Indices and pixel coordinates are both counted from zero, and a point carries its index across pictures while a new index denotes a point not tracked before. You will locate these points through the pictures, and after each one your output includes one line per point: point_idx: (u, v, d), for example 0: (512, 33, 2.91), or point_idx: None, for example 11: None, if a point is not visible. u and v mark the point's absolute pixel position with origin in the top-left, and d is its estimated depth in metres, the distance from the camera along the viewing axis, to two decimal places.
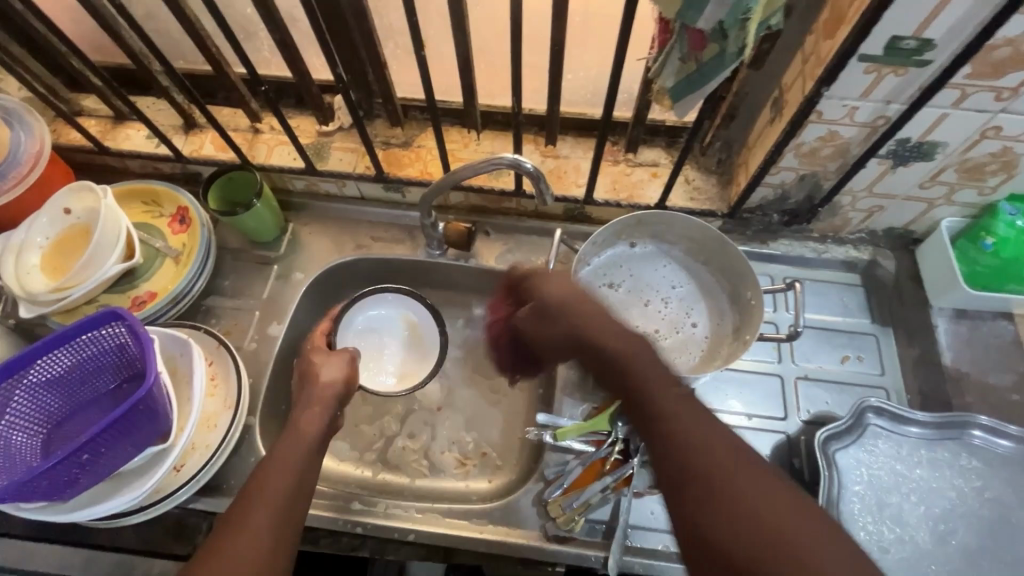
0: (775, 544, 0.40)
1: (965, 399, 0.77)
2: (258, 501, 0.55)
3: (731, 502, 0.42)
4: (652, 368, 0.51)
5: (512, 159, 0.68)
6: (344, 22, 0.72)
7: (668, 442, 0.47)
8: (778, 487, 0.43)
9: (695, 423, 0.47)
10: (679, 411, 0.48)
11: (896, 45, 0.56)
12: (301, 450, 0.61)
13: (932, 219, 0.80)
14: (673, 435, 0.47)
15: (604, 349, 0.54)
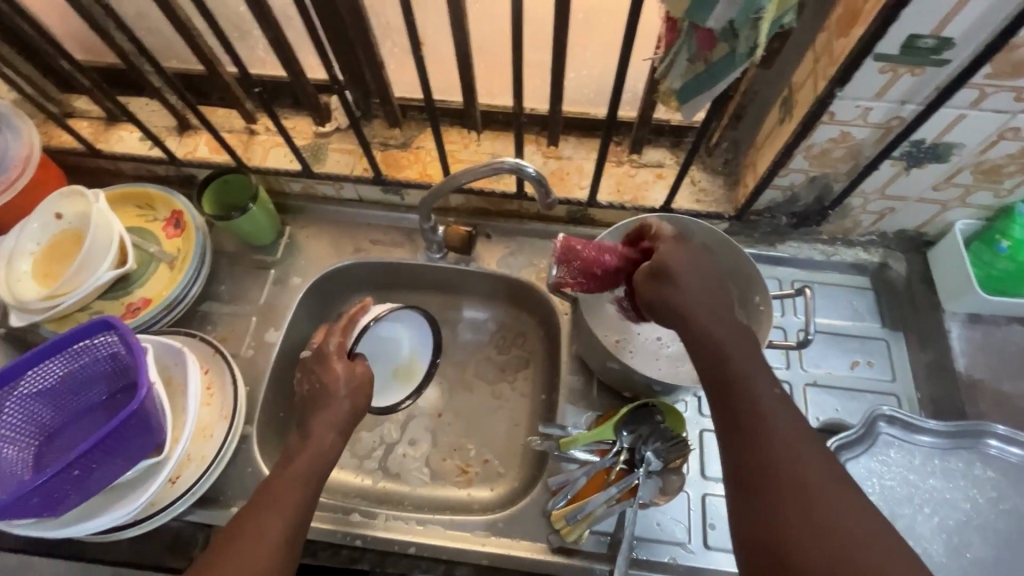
0: (845, 556, 0.43)
1: (979, 407, 0.75)
2: (261, 516, 0.56)
3: (811, 511, 0.45)
4: (755, 372, 0.52)
5: (514, 163, 0.66)
6: (339, 21, 0.70)
7: (759, 440, 0.49)
8: (860, 506, 0.46)
9: (790, 430, 0.49)
10: (775, 416, 0.50)
11: (914, 44, 0.53)
12: (306, 460, 0.62)
13: (946, 221, 0.78)
14: (767, 436, 0.49)
15: (711, 334, 0.54)
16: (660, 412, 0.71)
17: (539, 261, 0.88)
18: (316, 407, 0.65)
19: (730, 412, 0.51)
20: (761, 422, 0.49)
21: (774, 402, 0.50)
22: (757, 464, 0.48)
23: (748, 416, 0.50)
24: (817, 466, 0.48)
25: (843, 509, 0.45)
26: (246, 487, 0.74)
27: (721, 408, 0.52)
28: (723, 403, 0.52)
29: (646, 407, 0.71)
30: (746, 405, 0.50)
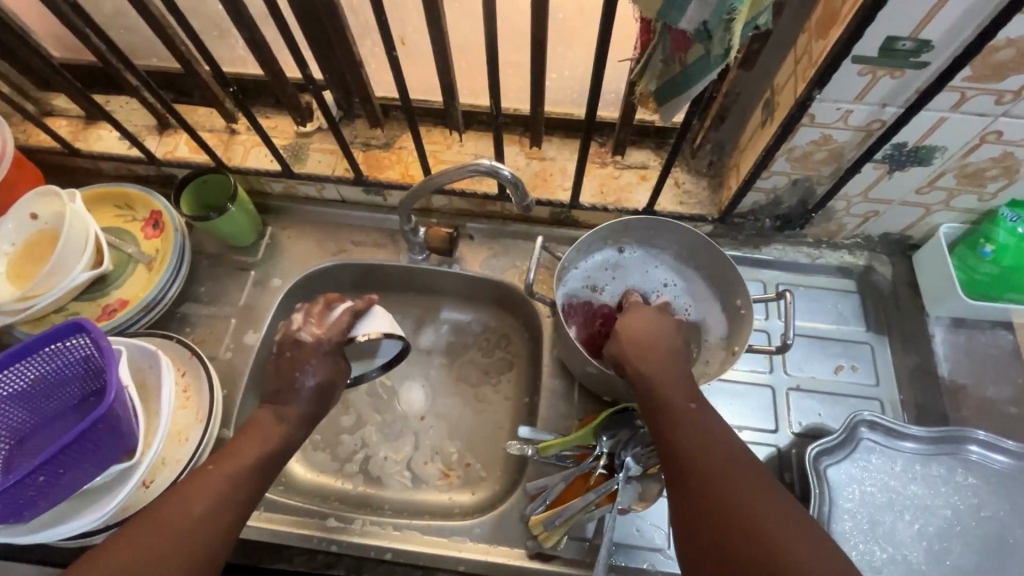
0: (769, 538, 0.45)
1: (962, 413, 0.75)
2: (210, 489, 0.56)
3: (737, 500, 0.48)
4: (680, 391, 0.58)
5: (490, 164, 0.65)
6: (317, 20, 0.69)
7: (685, 444, 0.53)
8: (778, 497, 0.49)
9: (711, 433, 0.54)
10: (699, 429, 0.54)
11: (892, 46, 0.53)
12: (264, 442, 0.62)
13: (930, 225, 0.77)
14: (692, 439, 0.53)
15: (647, 368, 0.61)
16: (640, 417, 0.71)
17: (522, 263, 0.87)
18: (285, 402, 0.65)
19: (663, 435, 0.55)
20: (690, 438, 0.54)
21: (702, 421, 0.55)
22: (688, 476, 0.51)
23: (678, 435, 0.54)
24: (747, 473, 0.51)
25: (772, 510, 0.47)
26: None
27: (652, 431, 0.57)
28: (655, 429, 0.57)
29: (626, 411, 0.70)
30: (675, 425, 0.55)
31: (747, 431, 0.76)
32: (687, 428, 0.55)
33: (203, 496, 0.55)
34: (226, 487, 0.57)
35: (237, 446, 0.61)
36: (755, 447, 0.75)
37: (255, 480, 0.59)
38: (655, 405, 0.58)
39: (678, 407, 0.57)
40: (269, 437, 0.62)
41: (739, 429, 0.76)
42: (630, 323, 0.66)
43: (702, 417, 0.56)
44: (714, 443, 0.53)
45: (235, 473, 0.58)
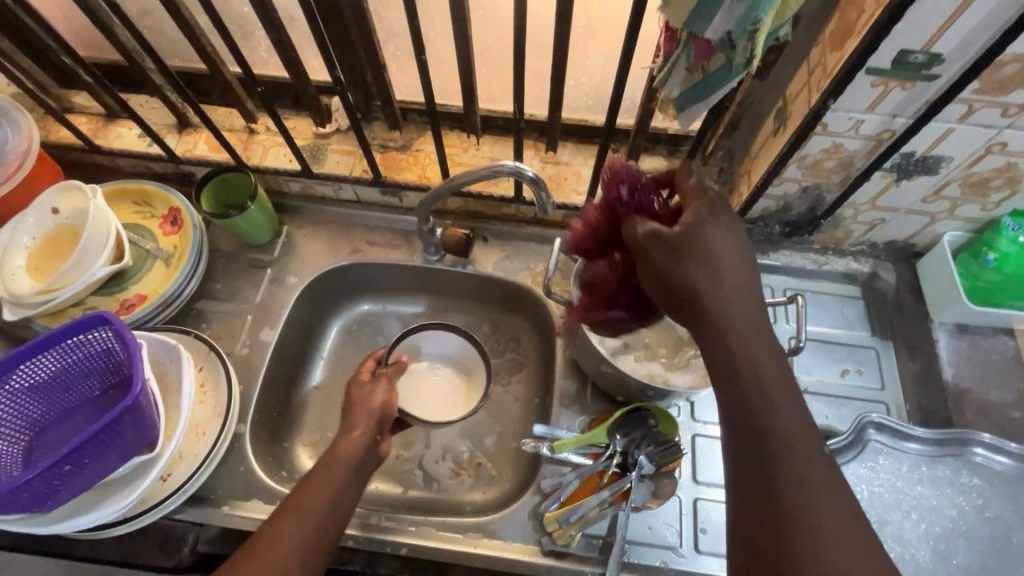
0: None
1: (965, 416, 0.77)
2: (278, 544, 0.53)
3: None
4: (800, 424, 0.47)
5: (513, 166, 0.67)
6: (345, 24, 0.71)
7: (794, 496, 0.44)
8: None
9: (829, 494, 0.45)
10: (820, 487, 0.45)
11: (904, 59, 0.55)
12: (331, 493, 0.58)
13: (934, 233, 0.79)
14: (806, 496, 0.44)
15: (758, 370, 0.48)
16: (653, 416, 0.72)
17: (535, 265, 0.89)
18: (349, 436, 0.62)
19: (752, 469, 0.46)
20: (793, 494, 0.44)
21: (823, 474, 0.45)
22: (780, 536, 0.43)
23: (776, 486, 0.45)
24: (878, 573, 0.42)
25: None
26: (237, 487, 0.73)
27: (755, 453, 0.47)
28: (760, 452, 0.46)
29: (639, 409, 0.72)
30: (789, 470, 0.45)
31: None
32: (790, 477, 0.45)
33: (275, 551, 0.52)
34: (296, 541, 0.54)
35: (304, 494, 0.57)
36: None
37: (324, 536, 0.55)
38: (753, 433, 0.47)
39: (781, 445, 0.46)
40: (336, 480, 0.59)
41: None
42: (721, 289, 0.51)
43: (808, 462, 0.45)
44: (821, 504, 0.44)
45: (302, 531, 0.54)
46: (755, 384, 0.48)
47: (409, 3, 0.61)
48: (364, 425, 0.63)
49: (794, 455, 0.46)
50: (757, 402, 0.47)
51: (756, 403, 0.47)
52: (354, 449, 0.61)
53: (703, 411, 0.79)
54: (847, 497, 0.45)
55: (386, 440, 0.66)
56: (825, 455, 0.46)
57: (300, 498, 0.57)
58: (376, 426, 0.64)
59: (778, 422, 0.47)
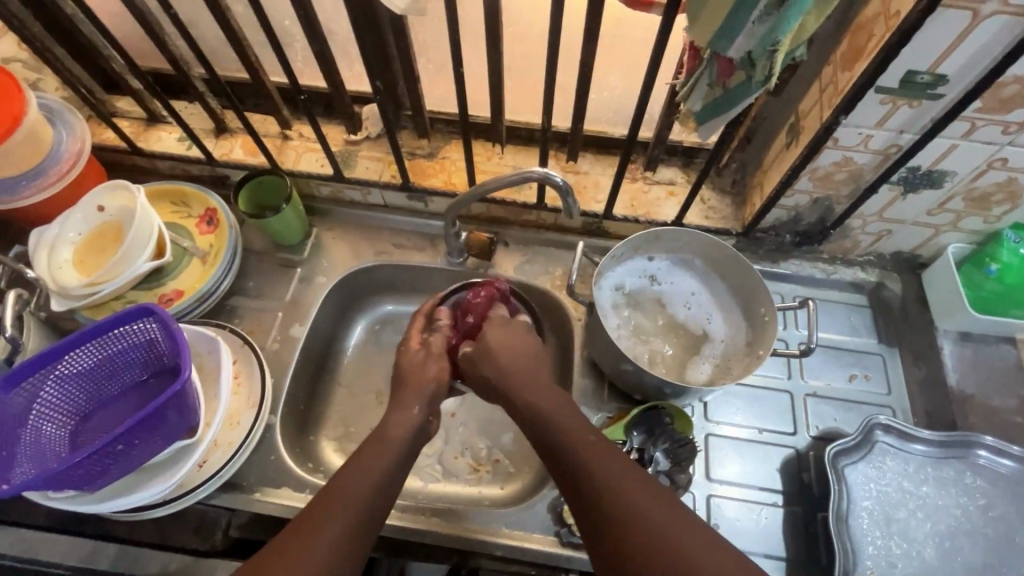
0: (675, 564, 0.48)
1: (970, 420, 0.79)
2: (335, 515, 0.56)
3: (644, 533, 0.50)
4: (573, 424, 0.62)
5: (542, 172, 0.69)
6: (384, 37, 0.75)
7: (587, 481, 0.56)
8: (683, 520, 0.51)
9: (612, 463, 0.56)
10: (601, 461, 0.57)
11: (911, 79, 0.59)
12: (384, 468, 0.62)
13: (938, 245, 0.83)
14: (593, 472, 0.56)
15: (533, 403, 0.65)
16: (668, 415, 0.75)
17: (555, 269, 0.92)
18: (399, 414, 0.68)
19: (569, 486, 0.58)
20: (598, 481, 0.55)
21: (603, 449, 0.58)
22: (601, 523, 0.53)
23: (584, 482, 0.56)
24: (658, 504, 0.53)
25: (676, 531, 0.50)
26: (268, 475, 0.76)
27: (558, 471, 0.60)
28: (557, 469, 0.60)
29: (655, 409, 0.75)
30: (577, 463, 0.58)
31: (767, 433, 0.80)
32: (590, 471, 0.56)
33: (335, 519, 0.55)
34: (349, 515, 0.56)
35: (355, 470, 0.60)
36: (774, 447, 0.79)
37: (377, 509, 0.59)
38: (559, 454, 0.60)
39: (578, 458, 0.58)
40: (386, 460, 0.62)
41: (759, 430, 0.80)
42: (505, 357, 0.70)
43: (599, 449, 0.58)
44: (619, 476, 0.55)
45: (358, 505, 0.57)
46: (547, 416, 0.63)
47: (451, 18, 0.65)
48: (418, 402, 0.70)
49: (587, 451, 0.58)
50: (553, 428, 0.62)
51: (552, 432, 0.62)
52: (406, 431, 0.66)
53: (714, 412, 0.81)
54: (631, 467, 0.56)
55: (434, 420, 0.72)
56: (614, 448, 0.58)
57: (352, 473, 0.60)
58: (427, 403, 0.71)
59: (569, 434, 0.60)
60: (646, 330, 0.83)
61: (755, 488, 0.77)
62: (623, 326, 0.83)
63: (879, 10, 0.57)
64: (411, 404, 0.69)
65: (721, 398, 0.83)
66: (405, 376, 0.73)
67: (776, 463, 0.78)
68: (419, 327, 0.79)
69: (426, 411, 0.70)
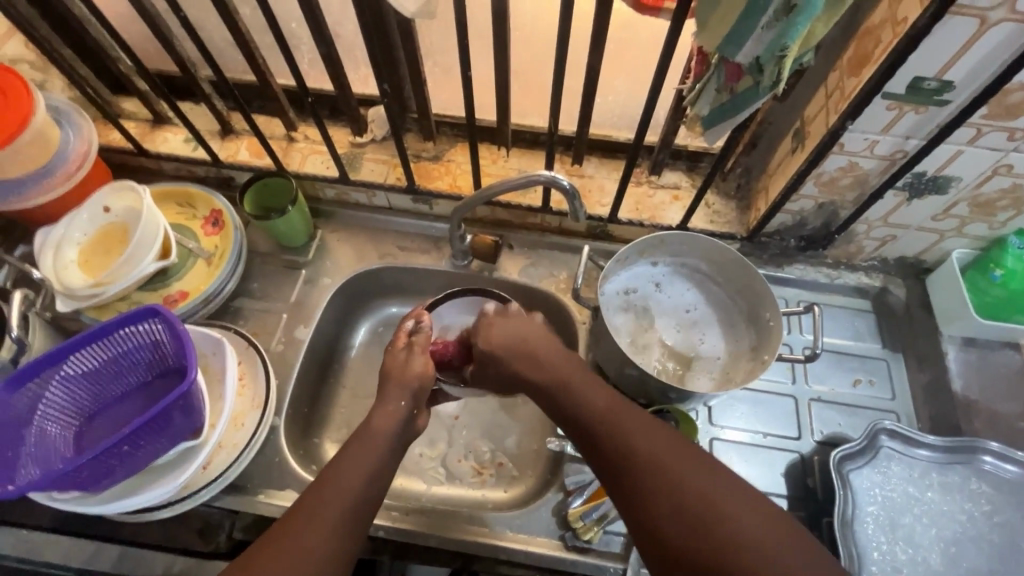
0: (715, 518, 0.50)
1: (974, 426, 0.79)
2: (326, 503, 0.56)
3: (686, 490, 0.52)
4: (593, 388, 0.61)
5: (549, 175, 0.69)
6: (391, 40, 0.75)
7: (621, 442, 0.56)
8: (718, 477, 0.53)
9: (644, 424, 0.57)
10: (633, 423, 0.57)
11: (918, 85, 0.59)
12: (372, 458, 0.61)
13: (942, 250, 0.83)
14: (627, 433, 0.57)
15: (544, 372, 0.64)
16: (673, 418, 0.75)
17: (559, 272, 0.92)
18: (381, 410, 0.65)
19: (597, 451, 0.58)
20: (628, 445, 0.56)
21: (631, 412, 0.59)
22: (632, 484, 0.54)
23: (627, 445, 0.56)
24: (693, 462, 0.54)
25: (713, 487, 0.52)
26: (271, 477, 0.76)
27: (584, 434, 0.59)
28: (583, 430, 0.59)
29: (661, 412, 0.75)
30: (609, 424, 0.58)
31: (772, 437, 0.80)
32: (620, 437, 0.56)
33: (329, 506, 0.56)
34: (339, 506, 0.56)
35: (344, 461, 0.60)
36: (778, 452, 0.79)
37: (369, 498, 0.59)
38: (585, 422, 0.59)
39: (610, 420, 0.58)
40: (376, 452, 0.61)
41: (764, 434, 0.80)
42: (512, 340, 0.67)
43: (624, 413, 0.58)
44: (648, 439, 0.56)
45: (349, 494, 0.57)
46: (564, 383, 0.62)
47: (459, 22, 0.65)
48: (404, 396, 0.67)
49: (614, 417, 0.58)
50: (577, 396, 0.61)
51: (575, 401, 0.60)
52: (392, 423, 0.64)
53: (718, 415, 0.81)
54: (663, 429, 0.57)
55: (422, 414, 0.69)
56: (643, 411, 0.59)
57: (341, 463, 0.60)
58: (411, 399, 0.67)
59: (593, 400, 0.60)
60: (649, 336, 0.83)
61: (760, 493, 0.77)
62: (627, 329, 0.83)
63: (886, 16, 0.57)
64: (398, 398, 0.66)
65: (726, 403, 0.83)
66: (387, 373, 0.69)
67: (781, 468, 0.78)
68: (406, 328, 0.74)
69: (413, 405, 0.67)
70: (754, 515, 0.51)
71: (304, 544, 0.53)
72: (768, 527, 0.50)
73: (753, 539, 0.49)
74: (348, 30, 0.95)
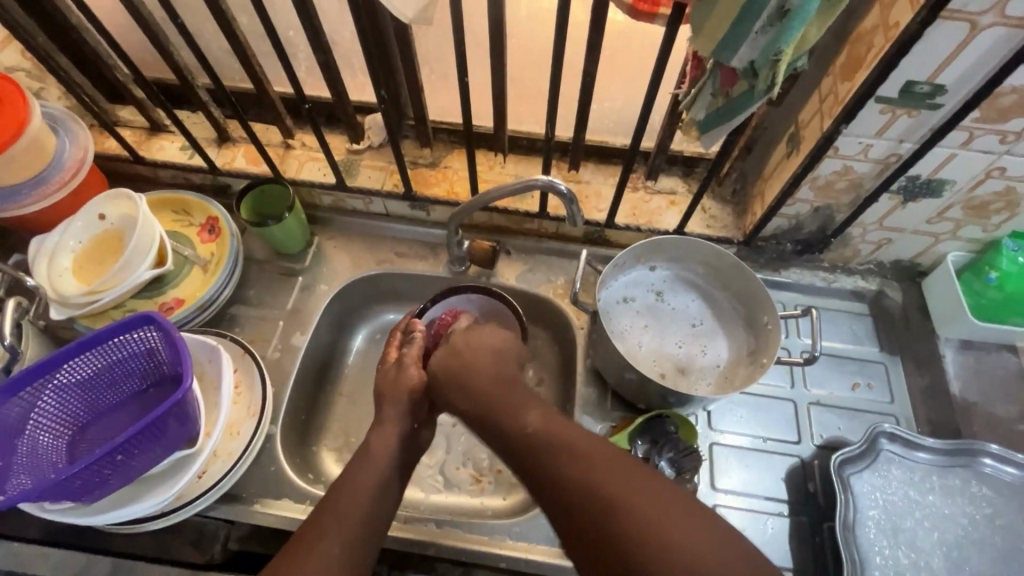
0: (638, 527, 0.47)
1: (973, 428, 0.79)
2: (332, 529, 0.56)
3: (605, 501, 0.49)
4: (507, 398, 0.61)
5: (546, 180, 0.69)
6: (388, 47, 0.76)
7: (541, 458, 0.54)
8: (635, 476, 0.51)
9: (556, 434, 0.56)
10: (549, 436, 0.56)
11: (911, 89, 0.60)
12: (376, 484, 0.61)
13: (938, 253, 0.83)
14: (543, 447, 0.55)
15: (475, 379, 0.64)
16: (673, 424, 0.75)
17: (556, 278, 0.92)
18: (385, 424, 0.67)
19: (534, 479, 0.55)
20: (566, 475, 0.52)
21: (545, 423, 0.57)
22: (568, 504, 0.51)
23: (544, 460, 0.54)
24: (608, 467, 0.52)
25: (630, 489, 0.49)
26: (267, 486, 0.75)
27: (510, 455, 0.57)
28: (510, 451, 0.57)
29: (659, 417, 0.75)
30: (524, 441, 0.56)
31: (772, 442, 0.80)
32: (556, 457, 0.54)
33: (336, 531, 0.56)
34: (347, 532, 0.56)
35: (349, 487, 0.60)
36: (778, 456, 0.79)
37: (376, 520, 0.59)
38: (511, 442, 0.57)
39: (526, 433, 0.57)
40: (381, 473, 0.62)
41: (764, 439, 0.80)
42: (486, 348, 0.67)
43: (546, 424, 0.57)
44: (591, 459, 0.52)
45: (356, 519, 0.57)
46: (484, 399, 0.62)
47: (457, 29, 0.66)
48: (399, 416, 0.67)
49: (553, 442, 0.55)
50: (504, 416, 0.59)
51: (514, 426, 0.58)
52: (392, 443, 0.65)
53: (718, 419, 0.81)
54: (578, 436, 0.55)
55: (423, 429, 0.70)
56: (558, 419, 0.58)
57: (348, 488, 0.60)
58: (407, 415, 0.68)
59: (530, 426, 0.57)
60: (650, 340, 0.83)
61: (761, 497, 0.76)
62: (629, 336, 0.82)
63: (878, 22, 0.58)
64: (395, 416, 0.67)
65: (725, 407, 0.82)
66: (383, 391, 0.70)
67: (781, 473, 0.78)
68: (397, 342, 0.77)
69: (410, 422, 0.68)
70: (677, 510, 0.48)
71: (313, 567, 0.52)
72: (694, 520, 0.47)
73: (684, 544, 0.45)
74: (346, 38, 0.96)
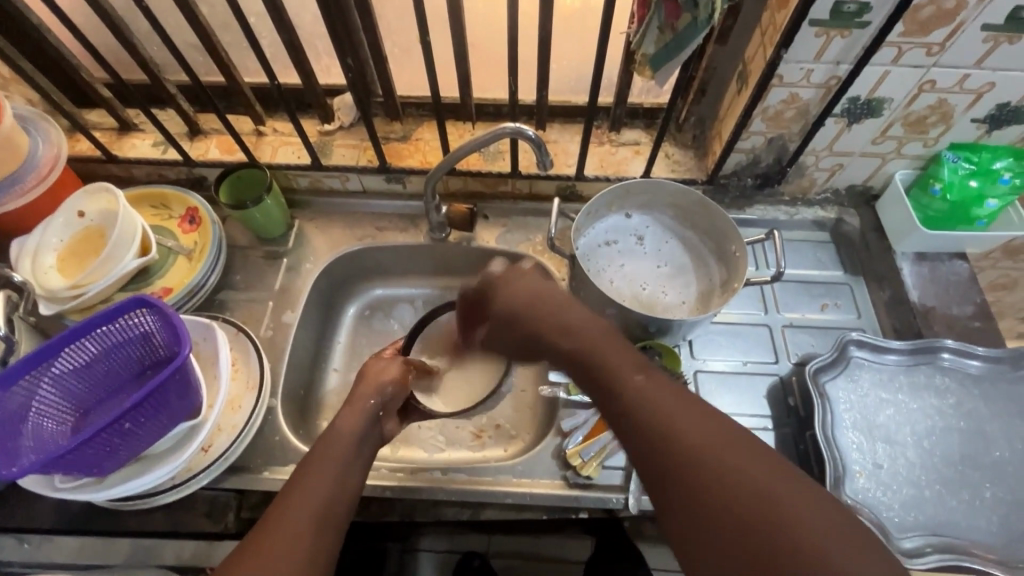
0: (754, 499, 0.43)
1: (934, 329, 0.85)
2: (297, 508, 0.54)
3: (716, 464, 0.46)
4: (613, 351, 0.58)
5: (514, 127, 0.72)
6: (350, 20, 0.78)
7: (645, 408, 0.51)
8: (748, 448, 0.47)
9: (657, 387, 0.53)
10: (651, 390, 0.53)
11: (840, 9, 0.64)
12: (339, 467, 0.60)
13: (887, 174, 0.89)
14: (646, 397, 0.52)
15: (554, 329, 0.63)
16: (658, 352, 0.81)
17: (534, 236, 0.95)
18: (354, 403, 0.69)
19: (635, 430, 0.52)
20: (666, 425, 0.49)
21: (647, 377, 0.54)
22: (667, 461, 0.48)
23: (648, 410, 0.51)
24: (712, 429, 0.48)
25: (744, 458, 0.46)
26: (272, 454, 0.77)
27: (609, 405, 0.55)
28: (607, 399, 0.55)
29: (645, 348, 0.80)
30: (629, 393, 0.53)
31: (752, 364, 0.84)
32: (660, 411, 0.51)
33: (298, 510, 0.54)
34: (315, 505, 0.55)
35: (321, 463, 0.59)
36: (758, 376, 0.83)
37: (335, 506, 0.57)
38: (613, 393, 0.55)
39: (631, 384, 0.54)
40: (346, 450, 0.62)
41: (744, 362, 0.85)
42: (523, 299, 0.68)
43: (650, 379, 0.54)
44: (705, 420, 0.49)
45: (320, 498, 0.56)
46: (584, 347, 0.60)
47: None
48: (373, 394, 0.70)
49: (649, 397, 0.52)
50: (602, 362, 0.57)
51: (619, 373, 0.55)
52: (357, 422, 0.66)
53: (700, 349, 0.86)
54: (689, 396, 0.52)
55: (388, 420, 0.72)
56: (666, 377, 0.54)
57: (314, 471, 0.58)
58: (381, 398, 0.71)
59: (635, 381, 0.54)
60: (626, 282, 0.87)
61: (746, 415, 0.81)
62: (607, 279, 0.87)
63: None
64: (364, 398, 0.69)
65: (706, 338, 0.87)
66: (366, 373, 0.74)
67: (763, 391, 0.82)
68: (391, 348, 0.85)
69: (380, 404, 0.70)
70: (791, 489, 0.43)
71: (287, 535, 0.52)
72: (811, 503, 0.43)
73: (805, 526, 0.41)
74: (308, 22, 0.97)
